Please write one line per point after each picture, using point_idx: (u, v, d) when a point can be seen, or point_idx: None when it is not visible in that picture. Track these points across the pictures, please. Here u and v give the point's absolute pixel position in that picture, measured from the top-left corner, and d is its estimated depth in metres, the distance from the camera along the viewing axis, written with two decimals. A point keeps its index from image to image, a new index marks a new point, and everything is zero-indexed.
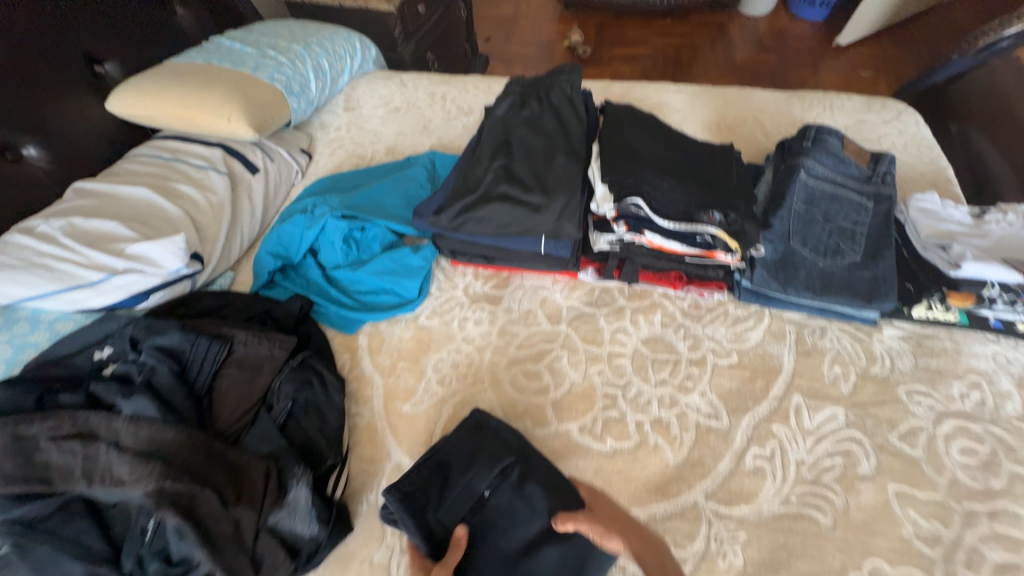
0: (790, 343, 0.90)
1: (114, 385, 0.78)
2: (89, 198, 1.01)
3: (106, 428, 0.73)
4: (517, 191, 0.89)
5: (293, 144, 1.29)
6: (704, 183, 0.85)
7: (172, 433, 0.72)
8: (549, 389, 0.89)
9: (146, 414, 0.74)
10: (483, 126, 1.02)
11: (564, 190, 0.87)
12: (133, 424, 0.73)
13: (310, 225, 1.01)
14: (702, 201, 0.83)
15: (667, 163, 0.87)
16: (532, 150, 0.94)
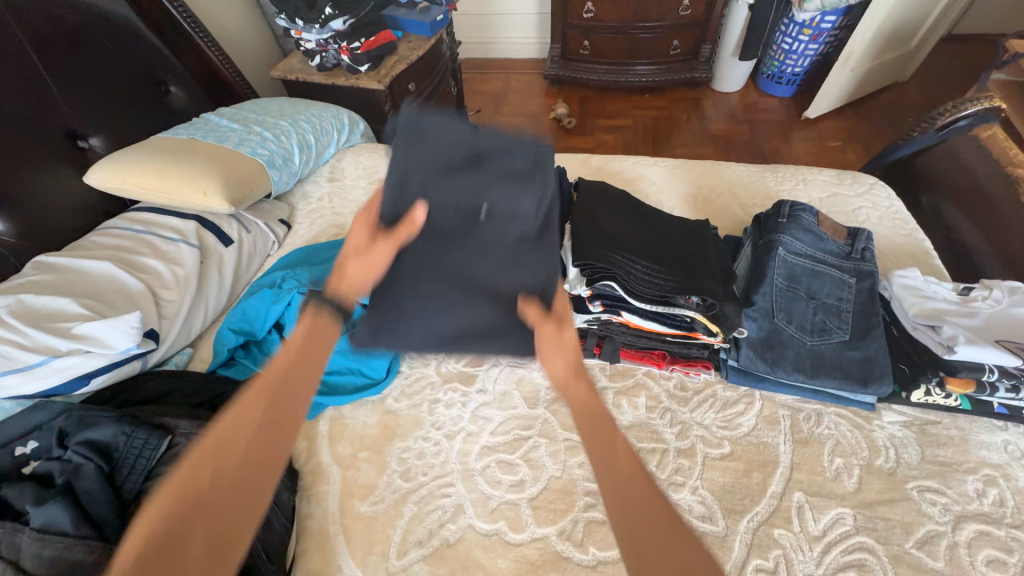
0: (785, 430, 0.83)
1: (28, 489, 0.69)
2: (45, 272, 0.96)
3: (8, 544, 0.63)
4: None
5: (272, 214, 1.28)
6: (681, 263, 0.84)
7: (84, 551, 0.63)
8: (525, 485, 0.80)
9: (57, 527, 0.64)
10: None
11: None
12: (41, 539, 0.63)
13: (276, 300, 0.97)
14: (678, 283, 0.80)
15: (642, 242, 0.86)
16: None
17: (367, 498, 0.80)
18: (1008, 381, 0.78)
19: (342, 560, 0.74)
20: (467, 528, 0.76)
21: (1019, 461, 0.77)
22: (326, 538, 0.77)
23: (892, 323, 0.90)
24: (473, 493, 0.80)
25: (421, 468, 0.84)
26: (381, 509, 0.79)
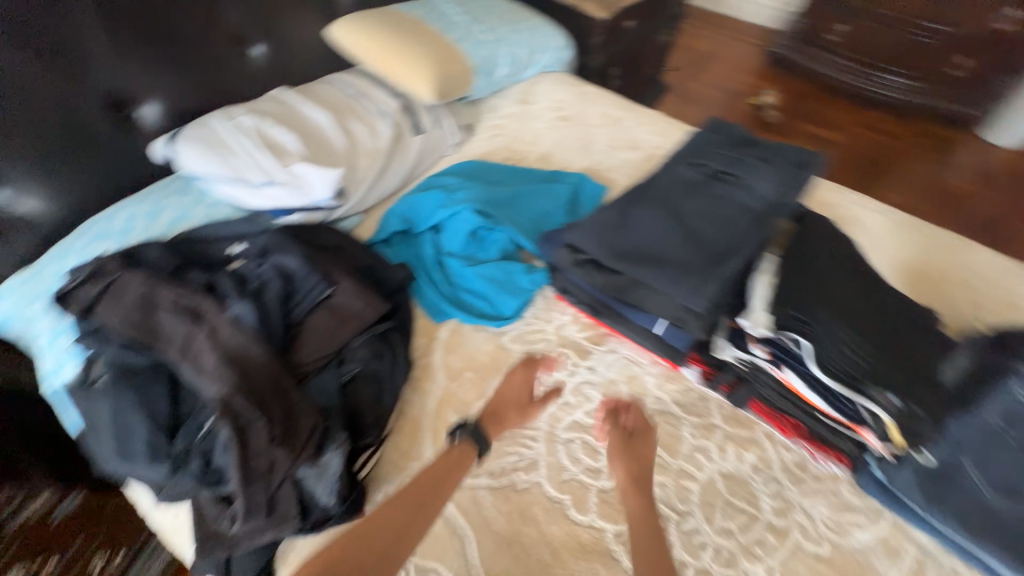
0: (903, 569, 0.73)
1: (232, 283, 0.86)
2: (281, 109, 1.12)
3: (212, 319, 0.80)
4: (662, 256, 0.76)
5: (459, 118, 1.31)
6: (886, 351, 0.74)
7: (257, 351, 0.78)
8: (602, 475, 0.81)
9: (245, 321, 0.80)
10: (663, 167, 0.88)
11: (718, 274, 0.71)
12: (233, 325, 0.80)
13: (445, 205, 1.03)
14: (878, 373, 0.71)
15: (851, 310, 0.77)
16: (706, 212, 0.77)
17: (460, 412, 0.88)
18: None
19: (425, 453, 0.84)
20: (537, 484, 0.80)
21: None
22: (419, 429, 0.86)
23: None
24: (552, 456, 0.83)
25: None
26: None
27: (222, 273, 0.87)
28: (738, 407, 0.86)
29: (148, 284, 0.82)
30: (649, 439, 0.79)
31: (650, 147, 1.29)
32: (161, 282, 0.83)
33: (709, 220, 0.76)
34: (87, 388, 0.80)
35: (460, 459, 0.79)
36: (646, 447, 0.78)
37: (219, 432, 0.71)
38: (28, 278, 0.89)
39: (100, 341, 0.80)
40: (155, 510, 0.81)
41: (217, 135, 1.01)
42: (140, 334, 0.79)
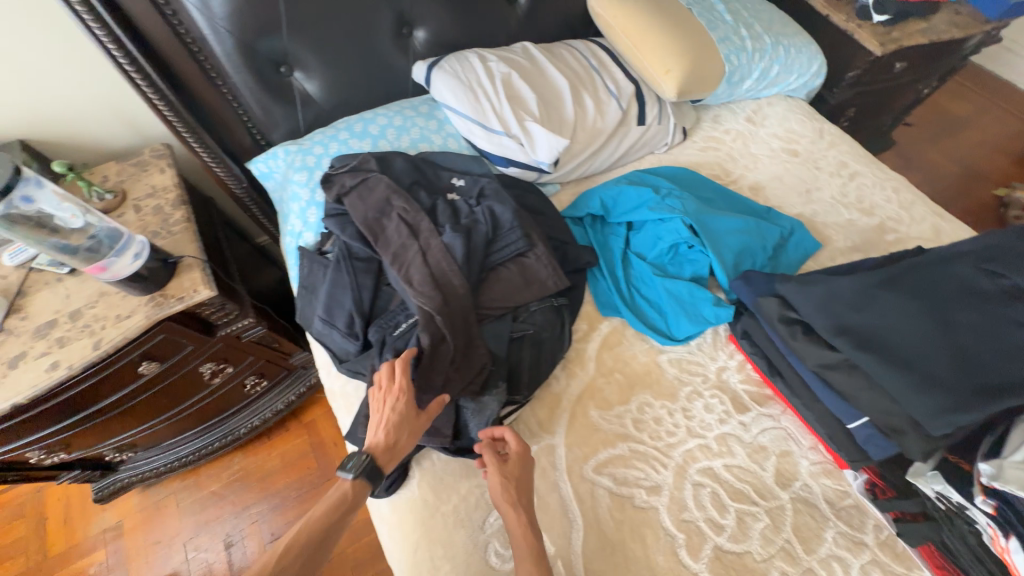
0: None
1: (450, 213, 0.93)
2: (528, 61, 1.14)
3: (428, 239, 0.89)
4: (910, 356, 0.67)
5: (682, 119, 1.25)
6: None
7: (456, 283, 0.85)
8: (723, 533, 0.77)
9: (452, 252, 0.87)
10: (947, 258, 0.75)
11: (976, 406, 0.61)
12: (442, 253, 0.87)
13: (652, 207, 1.00)
14: None
15: None
16: (987, 335, 0.66)
17: (600, 408, 0.89)
18: None
19: (557, 430, 0.86)
20: (655, 509, 0.79)
21: None
22: (557, 406, 0.89)
23: None
24: (676, 490, 0.81)
25: (651, 429, 0.87)
26: (604, 426, 0.87)
27: (444, 200, 0.96)
28: (896, 537, 0.76)
29: (387, 191, 0.92)
30: (524, 460, 0.76)
31: (886, 216, 1.13)
32: (397, 192, 0.93)
33: (983, 346, 0.66)
34: (318, 261, 0.95)
35: (380, 451, 0.71)
36: (518, 460, 0.75)
37: (413, 340, 0.82)
38: (298, 149, 1.03)
39: (340, 224, 0.93)
40: (331, 373, 0.96)
41: (470, 72, 1.07)
42: (370, 230, 0.90)
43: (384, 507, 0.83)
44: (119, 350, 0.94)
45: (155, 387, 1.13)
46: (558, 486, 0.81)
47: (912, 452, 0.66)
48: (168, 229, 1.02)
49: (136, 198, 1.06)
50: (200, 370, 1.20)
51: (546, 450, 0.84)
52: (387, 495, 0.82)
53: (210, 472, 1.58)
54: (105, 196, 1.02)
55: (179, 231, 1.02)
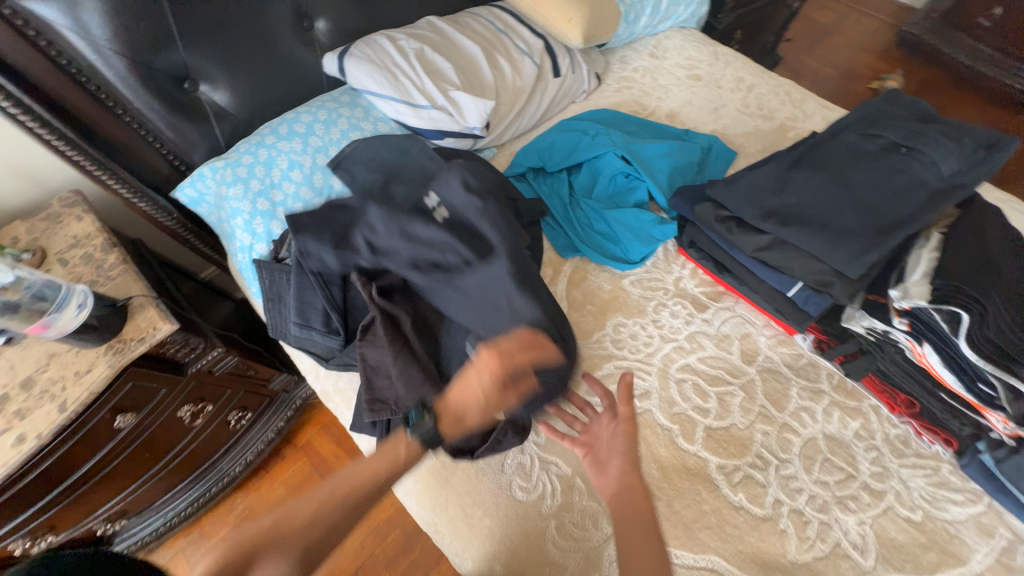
0: (996, 547, 0.76)
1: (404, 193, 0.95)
2: (436, 35, 1.16)
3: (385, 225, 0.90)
4: (821, 220, 0.78)
5: (593, 66, 1.32)
6: None
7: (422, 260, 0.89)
8: (708, 414, 0.89)
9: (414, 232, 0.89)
10: (834, 136, 0.88)
11: (875, 243, 0.73)
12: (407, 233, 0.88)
13: (586, 147, 1.07)
14: None
15: None
16: (878, 187, 0.78)
17: (581, 340, 0.97)
18: None
19: None
20: (648, 411, 0.89)
21: None
22: None
23: None
24: (663, 390, 0.91)
25: (629, 346, 0.96)
26: (588, 353, 0.95)
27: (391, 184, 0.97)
28: (847, 378, 0.90)
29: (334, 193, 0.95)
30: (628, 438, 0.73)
31: (784, 117, 1.26)
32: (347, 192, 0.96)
33: (874, 196, 0.78)
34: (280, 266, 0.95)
35: (445, 418, 0.76)
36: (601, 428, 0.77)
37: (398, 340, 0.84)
38: (226, 164, 1.00)
39: (290, 228, 0.91)
40: (321, 374, 0.98)
41: (383, 53, 1.07)
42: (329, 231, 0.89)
43: (406, 480, 0.88)
44: (88, 407, 0.90)
45: (135, 441, 1.08)
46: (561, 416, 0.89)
47: (842, 297, 0.77)
48: (105, 275, 0.97)
49: (58, 252, 0.99)
50: (179, 414, 1.16)
51: None
52: (404, 469, 0.85)
53: (213, 521, 1.54)
54: (22, 256, 0.94)
55: (118, 274, 0.97)
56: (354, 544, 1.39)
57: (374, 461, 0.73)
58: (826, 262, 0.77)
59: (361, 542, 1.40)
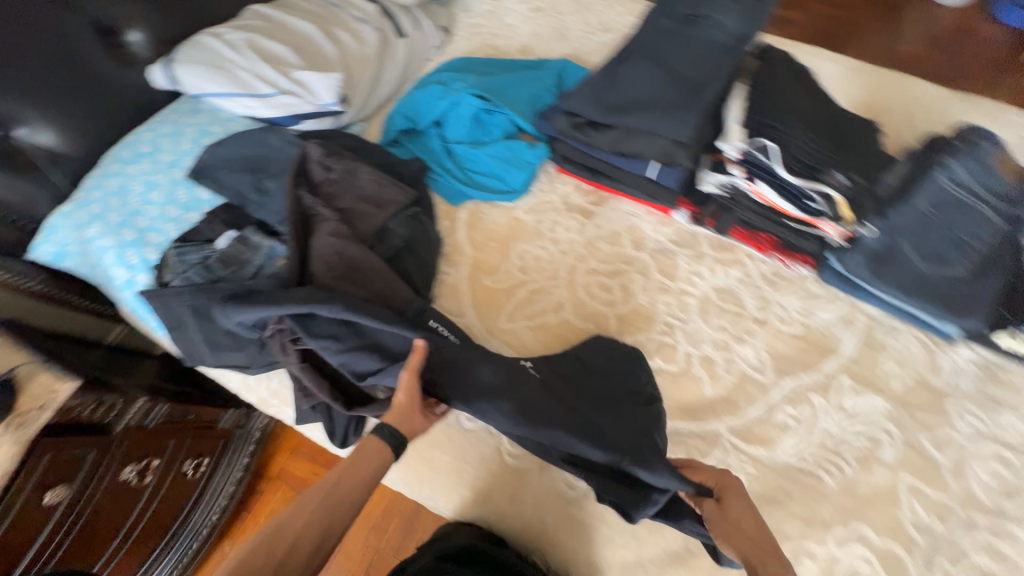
0: (857, 332, 0.93)
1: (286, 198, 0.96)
2: (264, 22, 1.13)
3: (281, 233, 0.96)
4: (650, 101, 0.88)
5: (438, 20, 1.33)
6: (835, 140, 0.88)
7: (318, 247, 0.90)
8: (616, 303, 0.98)
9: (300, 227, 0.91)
10: (645, 27, 0.97)
11: (691, 108, 0.85)
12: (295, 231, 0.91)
13: (443, 96, 1.09)
14: (826, 159, 0.87)
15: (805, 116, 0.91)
16: (687, 62, 0.90)
17: (491, 274, 1.01)
18: None
19: (467, 308, 0.98)
20: (565, 318, 0.97)
21: None
22: (458, 291, 1.00)
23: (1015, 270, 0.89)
24: (573, 295, 1.00)
25: (536, 267, 1.02)
26: (499, 284, 1.00)
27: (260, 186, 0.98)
28: (721, 236, 1.03)
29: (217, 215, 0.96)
30: (738, 491, 0.72)
31: (624, 27, 1.34)
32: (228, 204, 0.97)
33: (686, 70, 0.89)
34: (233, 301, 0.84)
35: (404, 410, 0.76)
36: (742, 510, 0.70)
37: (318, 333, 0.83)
38: (76, 206, 0.95)
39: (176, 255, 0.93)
40: (249, 384, 0.97)
41: (211, 52, 1.04)
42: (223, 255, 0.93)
43: None
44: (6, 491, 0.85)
45: (81, 515, 1.03)
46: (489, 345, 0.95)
47: (685, 162, 0.86)
48: None
49: None
50: (123, 477, 1.11)
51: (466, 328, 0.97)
52: (356, 439, 0.89)
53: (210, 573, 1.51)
54: None
55: None
56: (356, 545, 1.41)
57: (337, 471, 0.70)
58: (662, 136, 0.87)
59: (362, 542, 1.41)
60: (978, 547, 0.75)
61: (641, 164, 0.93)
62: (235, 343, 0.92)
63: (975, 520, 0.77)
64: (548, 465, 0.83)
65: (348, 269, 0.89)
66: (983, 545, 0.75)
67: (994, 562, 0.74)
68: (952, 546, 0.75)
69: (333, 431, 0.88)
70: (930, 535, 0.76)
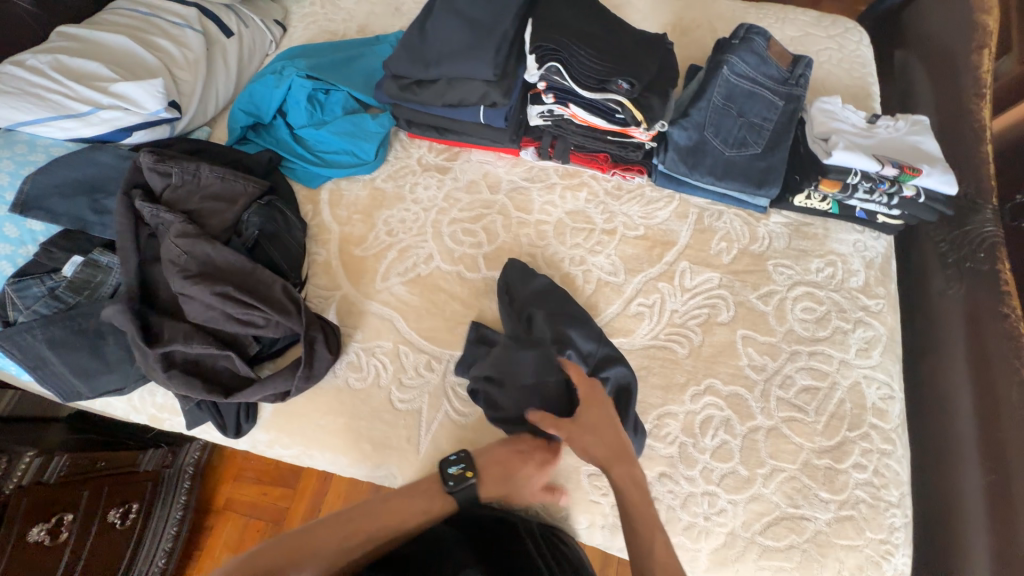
0: (690, 223, 1.05)
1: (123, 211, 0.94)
2: (72, 41, 1.08)
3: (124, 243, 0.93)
4: (459, 50, 0.96)
5: (267, 14, 1.32)
6: (615, 52, 0.91)
7: (166, 252, 0.91)
8: (482, 244, 1.05)
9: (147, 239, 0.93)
10: None
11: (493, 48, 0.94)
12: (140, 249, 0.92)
13: (278, 84, 1.11)
14: (613, 69, 0.89)
15: (588, 32, 0.92)
16: (484, 9, 0.98)
17: (360, 245, 1.05)
18: (866, 184, 0.94)
19: (342, 280, 1.02)
20: (436, 268, 1.03)
21: (860, 254, 1.00)
22: (331, 266, 1.03)
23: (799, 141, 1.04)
24: (442, 246, 1.05)
25: (402, 228, 1.07)
26: (370, 252, 1.04)
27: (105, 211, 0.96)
28: (566, 164, 1.11)
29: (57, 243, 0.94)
30: (599, 404, 0.80)
31: None
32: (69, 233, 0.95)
33: (484, 17, 0.97)
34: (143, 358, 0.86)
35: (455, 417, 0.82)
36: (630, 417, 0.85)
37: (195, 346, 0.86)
38: None
39: (21, 292, 0.90)
40: (135, 404, 0.96)
41: (14, 80, 0.99)
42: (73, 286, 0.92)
43: (260, 433, 0.92)
44: None
45: None
46: (369, 309, 0.99)
47: (499, 98, 0.96)
48: None
49: None
50: (30, 538, 1.07)
51: (345, 298, 1.00)
52: (251, 425, 0.91)
53: None
54: None
55: None
56: None
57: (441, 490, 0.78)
58: (476, 78, 0.95)
59: None
60: (801, 371, 0.90)
61: (467, 109, 1.00)
62: (104, 365, 0.91)
63: (798, 350, 0.92)
64: (438, 397, 0.91)
65: (200, 266, 0.90)
66: (804, 368, 0.90)
67: (814, 379, 0.89)
68: (781, 376, 0.90)
69: (224, 424, 0.90)
70: (763, 372, 0.90)
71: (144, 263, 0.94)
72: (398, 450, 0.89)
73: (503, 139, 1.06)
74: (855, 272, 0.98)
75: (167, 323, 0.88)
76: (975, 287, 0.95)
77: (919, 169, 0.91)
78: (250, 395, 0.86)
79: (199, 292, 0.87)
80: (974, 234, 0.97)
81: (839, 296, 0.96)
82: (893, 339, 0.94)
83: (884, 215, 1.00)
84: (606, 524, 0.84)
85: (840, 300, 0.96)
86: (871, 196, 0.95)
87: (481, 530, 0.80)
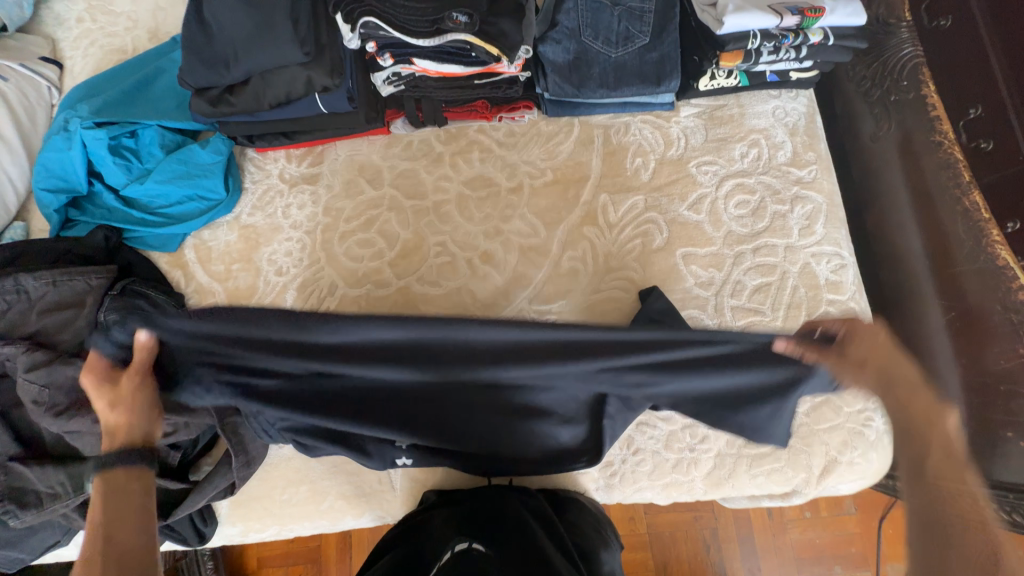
0: (598, 147, 0.93)
1: None
2: None
3: None
4: (254, 33, 0.76)
5: (27, 52, 1.03)
6: None
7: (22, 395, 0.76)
8: (383, 251, 0.90)
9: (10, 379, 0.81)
10: None
11: (292, 19, 0.76)
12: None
13: (70, 145, 0.89)
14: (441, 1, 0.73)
15: None
16: None
17: (252, 297, 0.91)
18: (769, 44, 0.82)
19: None
20: (343, 296, 0.89)
21: (781, 122, 0.91)
22: None
23: (690, 14, 0.89)
24: (340, 268, 0.90)
25: (291, 263, 0.92)
26: (266, 303, 0.91)
27: None
28: (445, 126, 0.95)
29: None
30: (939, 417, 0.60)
31: None
32: None
33: None
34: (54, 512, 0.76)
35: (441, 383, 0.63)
36: (867, 348, 0.62)
37: None
38: None
39: None
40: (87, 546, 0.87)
41: None
42: None
43: (229, 528, 0.86)
44: None
45: None
46: None
47: (326, 79, 0.80)
48: None
49: None
50: None
51: None
52: (214, 526, 0.85)
53: None
54: None
55: None
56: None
57: (93, 510, 0.62)
58: (292, 63, 0.78)
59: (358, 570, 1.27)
60: (749, 272, 0.85)
61: (301, 101, 0.83)
62: (26, 530, 0.79)
63: (742, 251, 0.85)
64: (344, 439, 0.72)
65: (70, 394, 0.76)
66: (751, 268, 0.85)
67: (763, 277, 0.84)
68: (732, 285, 0.84)
69: (184, 538, 0.83)
70: (712, 286, 0.85)
71: (10, 411, 0.80)
72: (375, 494, 0.84)
73: (362, 120, 0.89)
74: (781, 145, 0.90)
75: (66, 467, 0.76)
76: (904, 119, 0.87)
77: (822, 7, 0.79)
78: (194, 503, 0.77)
79: (84, 425, 0.75)
80: (892, 60, 0.89)
81: (771, 178, 0.88)
82: (834, 204, 0.88)
83: (796, 71, 0.90)
84: (600, 486, 0.83)
85: (774, 182, 0.88)
86: (777, 55, 0.84)
87: (467, 503, 0.77)
